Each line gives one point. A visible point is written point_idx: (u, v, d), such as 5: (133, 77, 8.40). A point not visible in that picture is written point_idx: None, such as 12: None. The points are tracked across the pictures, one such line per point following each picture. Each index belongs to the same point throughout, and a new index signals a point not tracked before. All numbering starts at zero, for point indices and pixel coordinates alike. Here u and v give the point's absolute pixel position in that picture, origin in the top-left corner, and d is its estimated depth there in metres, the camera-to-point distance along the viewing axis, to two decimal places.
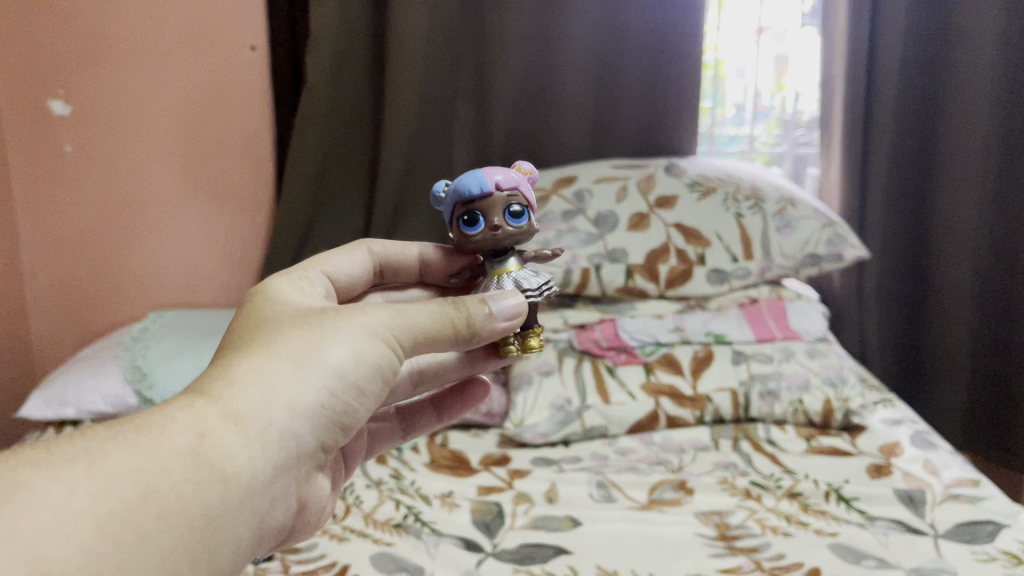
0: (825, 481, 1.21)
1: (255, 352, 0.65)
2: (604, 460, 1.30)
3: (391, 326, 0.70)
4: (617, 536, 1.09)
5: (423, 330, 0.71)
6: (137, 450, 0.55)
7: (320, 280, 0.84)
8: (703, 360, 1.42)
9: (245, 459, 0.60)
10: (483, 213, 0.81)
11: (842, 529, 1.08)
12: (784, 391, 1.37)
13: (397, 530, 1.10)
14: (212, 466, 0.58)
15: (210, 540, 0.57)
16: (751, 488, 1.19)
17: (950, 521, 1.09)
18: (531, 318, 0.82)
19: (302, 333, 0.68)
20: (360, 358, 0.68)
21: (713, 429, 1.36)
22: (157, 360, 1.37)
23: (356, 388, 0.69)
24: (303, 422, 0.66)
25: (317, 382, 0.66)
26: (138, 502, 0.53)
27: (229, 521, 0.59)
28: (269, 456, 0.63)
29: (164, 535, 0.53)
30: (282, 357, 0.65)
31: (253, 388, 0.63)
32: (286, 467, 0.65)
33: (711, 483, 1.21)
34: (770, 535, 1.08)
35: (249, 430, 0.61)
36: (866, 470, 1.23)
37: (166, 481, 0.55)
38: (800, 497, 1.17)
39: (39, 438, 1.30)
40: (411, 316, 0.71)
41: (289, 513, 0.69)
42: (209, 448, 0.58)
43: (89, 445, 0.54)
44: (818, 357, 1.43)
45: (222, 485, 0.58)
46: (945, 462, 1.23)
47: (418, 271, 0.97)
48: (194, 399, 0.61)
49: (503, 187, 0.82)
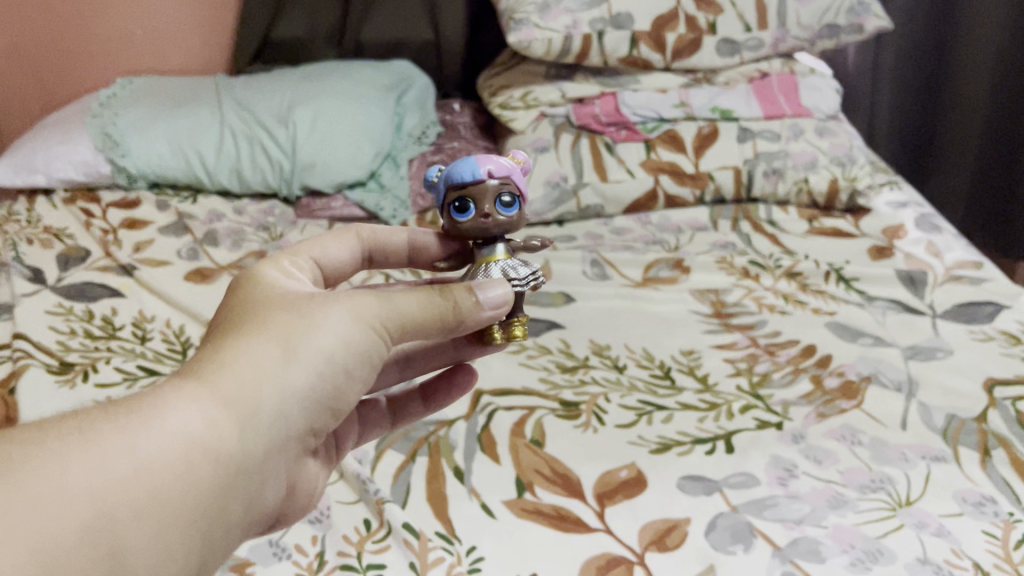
0: (826, 261, 1.18)
1: (240, 331, 0.52)
2: (598, 239, 1.26)
3: (382, 317, 0.55)
4: (612, 312, 1.07)
5: (414, 322, 0.55)
6: (125, 428, 0.45)
7: (304, 269, 0.63)
8: (707, 137, 1.35)
9: (246, 430, 0.50)
10: (473, 201, 0.62)
11: (841, 309, 1.07)
12: (790, 170, 1.32)
13: None
14: (214, 440, 0.47)
15: (208, 517, 0.47)
16: (750, 266, 1.17)
17: (950, 301, 1.07)
18: (517, 304, 0.63)
19: (290, 317, 0.54)
20: (351, 347, 0.54)
21: (712, 209, 1.32)
22: (129, 127, 1.30)
23: (345, 374, 0.55)
24: (296, 405, 0.53)
25: (310, 366, 0.53)
26: (130, 486, 0.43)
27: (230, 495, 0.49)
28: (264, 436, 0.51)
29: (158, 517, 0.44)
30: (271, 335, 0.52)
31: (244, 369, 0.51)
32: (285, 442, 0.53)
33: (709, 262, 1.18)
34: (768, 313, 1.06)
35: (250, 413, 0.50)
36: (867, 251, 1.20)
37: (161, 459, 0.45)
38: (800, 277, 1.14)
39: (9, 207, 1.25)
40: (398, 297, 0.55)
41: (277, 494, 0.56)
42: (206, 429, 0.47)
43: (73, 420, 0.44)
44: (828, 135, 1.36)
45: (222, 461, 0.48)
46: (948, 245, 1.20)
47: (409, 258, 0.71)
48: (182, 379, 0.49)
49: (496, 176, 0.62)
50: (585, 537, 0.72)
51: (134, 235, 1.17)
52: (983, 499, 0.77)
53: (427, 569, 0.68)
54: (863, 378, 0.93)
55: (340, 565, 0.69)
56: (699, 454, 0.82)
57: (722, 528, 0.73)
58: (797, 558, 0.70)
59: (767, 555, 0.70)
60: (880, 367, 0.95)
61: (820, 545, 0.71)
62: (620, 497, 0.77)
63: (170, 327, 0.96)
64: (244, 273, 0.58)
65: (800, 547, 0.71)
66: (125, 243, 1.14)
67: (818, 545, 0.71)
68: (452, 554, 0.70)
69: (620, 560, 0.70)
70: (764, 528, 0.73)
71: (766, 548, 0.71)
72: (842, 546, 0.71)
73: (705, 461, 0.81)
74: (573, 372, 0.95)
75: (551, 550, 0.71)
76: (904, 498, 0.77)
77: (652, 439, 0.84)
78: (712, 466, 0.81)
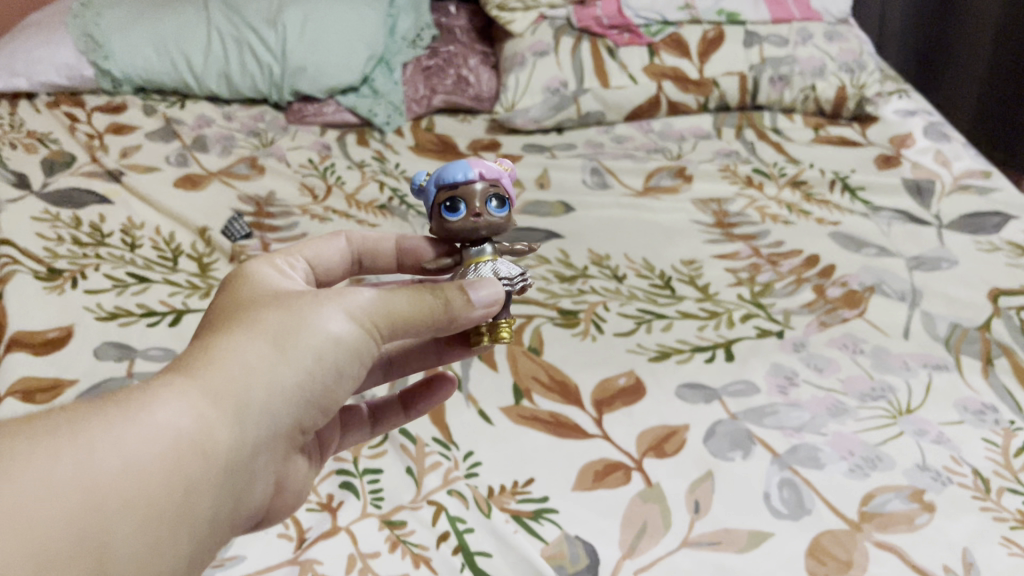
0: (831, 171, 1.15)
1: (228, 328, 0.47)
2: (599, 148, 1.23)
3: (374, 313, 0.49)
4: (612, 221, 1.05)
5: (406, 321, 0.50)
6: (109, 424, 0.39)
7: (297, 269, 0.59)
8: (713, 42, 1.30)
9: (239, 424, 0.44)
10: (464, 200, 0.55)
11: (845, 219, 1.04)
12: (797, 76, 1.28)
13: (381, 211, 1.03)
14: (207, 435, 0.42)
15: (198, 518, 0.42)
16: (753, 176, 1.14)
17: (957, 212, 1.05)
18: (506, 306, 0.56)
19: (284, 311, 0.48)
20: (346, 345, 0.49)
21: (716, 117, 1.29)
22: (111, 27, 1.25)
23: (339, 373, 0.50)
24: (288, 403, 0.47)
25: (304, 363, 0.47)
26: (113, 490, 0.37)
27: (220, 497, 0.44)
28: (255, 435, 0.45)
29: (148, 518, 0.39)
30: (263, 331, 0.47)
31: (234, 363, 0.45)
32: (277, 438, 0.48)
33: (711, 171, 1.15)
34: (771, 222, 1.04)
35: (242, 411, 0.44)
36: (873, 161, 1.17)
37: (149, 457, 0.39)
38: (804, 187, 1.12)
39: None
40: (386, 294, 0.50)
41: (264, 495, 0.50)
42: (195, 427, 0.42)
43: (51, 415, 0.39)
44: (837, 41, 1.31)
45: (214, 457, 0.43)
46: (956, 154, 1.17)
47: (399, 262, 0.64)
48: (171, 372, 0.44)
49: (487, 178, 0.55)
50: (583, 443, 0.72)
51: (120, 141, 1.14)
52: (984, 407, 0.76)
53: (424, 473, 0.68)
54: (866, 288, 0.92)
55: (336, 469, 0.68)
56: (699, 362, 0.81)
57: (721, 435, 0.73)
58: (795, 464, 0.70)
59: (765, 462, 0.70)
60: (884, 277, 0.94)
61: (819, 452, 0.71)
62: (619, 404, 0.76)
63: (160, 235, 0.95)
64: (235, 272, 0.54)
65: (799, 454, 0.71)
66: (111, 149, 1.11)
67: (817, 452, 0.71)
68: (449, 459, 0.70)
69: (618, 466, 0.70)
70: (763, 435, 0.73)
71: (765, 454, 0.71)
72: (841, 453, 0.71)
73: (705, 369, 0.81)
74: (572, 281, 0.93)
75: (549, 456, 0.71)
76: (904, 406, 0.76)
77: (651, 348, 0.83)
78: (711, 375, 0.80)
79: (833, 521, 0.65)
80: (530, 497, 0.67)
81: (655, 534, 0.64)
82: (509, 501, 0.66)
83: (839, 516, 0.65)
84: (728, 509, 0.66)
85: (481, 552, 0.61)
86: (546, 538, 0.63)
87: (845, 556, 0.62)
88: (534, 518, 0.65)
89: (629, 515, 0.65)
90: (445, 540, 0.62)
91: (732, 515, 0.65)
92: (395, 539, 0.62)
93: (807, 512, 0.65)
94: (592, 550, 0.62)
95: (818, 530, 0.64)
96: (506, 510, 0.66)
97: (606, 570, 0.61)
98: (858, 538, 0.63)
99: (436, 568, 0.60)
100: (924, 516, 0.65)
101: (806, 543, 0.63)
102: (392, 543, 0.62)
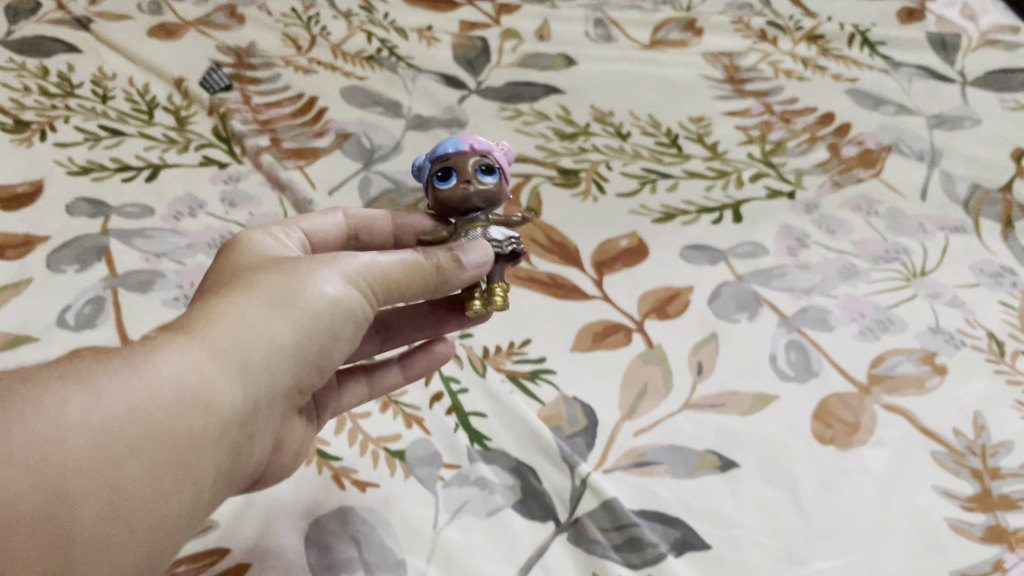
0: (851, 24, 1.08)
1: (227, 288, 0.45)
2: None
3: (368, 277, 0.48)
4: (616, 76, 0.98)
5: (397, 283, 0.49)
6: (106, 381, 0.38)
7: (293, 241, 0.57)
8: None
9: (241, 382, 0.43)
10: (455, 169, 0.54)
11: (864, 76, 0.98)
12: None
13: (370, 64, 0.97)
14: (210, 388, 0.41)
15: (201, 470, 0.41)
16: (767, 29, 1.06)
17: (982, 68, 0.99)
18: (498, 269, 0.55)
19: (282, 274, 0.47)
20: (343, 308, 0.47)
21: None
22: None
23: (339, 333, 0.48)
24: (287, 360, 0.46)
25: (303, 321, 0.46)
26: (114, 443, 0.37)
27: (222, 450, 0.42)
28: (254, 389, 0.44)
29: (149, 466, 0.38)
30: (263, 293, 0.45)
31: (233, 323, 0.43)
32: (276, 404, 0.47)
33: (724, 23, 1.07)
34: (784, 78, 0.98)
35: (242, 366, 0.43)
36: (895, 14, 1.09)
37: (151, 414, 0.38)
38: (821, 41, 1.05)
39: None
40: (377, 258, 0.49)
41: (267, 449, 0.49)
42: (196, 381, 0.40)
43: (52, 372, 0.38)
44: None
45: (216, 412, 0.41)
46: (984, 8, 1.09)
47: (398, 240, 0.63)
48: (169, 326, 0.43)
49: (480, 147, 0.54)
50: (582, 305, 0.69)
51: None
52: (1001, 270, 0.73)
53: None
54: (883, 148, 0.87)
55: None
56: (705, 223, 0.77)
57: (726, 297, 0.70)
58: (803, 327, 0.67)
59: (772, 324, 0.67)
60: (901, 136, 0.89)
61: (828, 315, 0.68)
62: (620, 266, 0.73)
63: (133, 86, 0.89)
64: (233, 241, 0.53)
65: (808, 317, 0.68)
66: None
67: (826, 315, 0.68)
68: None
69: (618, 328, 0.67)
70: (771, 298, 0.70)
71: (771, 317, 0.68)
72: (851, 315, 0.68)
73: (711, 230, 0.77)
74: (573, 139, 0.88)
75: (546, 318, 0.68)
76: (918, 268, 0.73)
77: (655, 209, 0.79)
78: (717, 236, 0.76)
79: (840, 384, 0.62)
80: (527, 358, 0.64)
81: (656, 397, 0.61)
82: (504, 362, 0.64)
83: (847, 379, 0.63)
84: (732, 372, 0.63)
85: (475, 413, 0.59)
86: (543, 399, 0.61)
87: (852, 419, 0.59)
88: (531, 379, 0.63)
89: (628, 378, 0.63)
90: (438, 401, 0.60)
91: (736, 378, 0.63)
92: (386, 400, 0.60)
93: (814, 375, 0.63)
94: (590, 412, 0.60)
95: (825, 393, 0.61)
96: (502, 371, 0.63)
97: (605, 432, 0.59)
98: (867, 401, 0.61)
99: (429, 429, 0.58)
100: (935, 379, 0.62)
101: (812, 405, 0.60)
102: (383, 403, 0.60)
